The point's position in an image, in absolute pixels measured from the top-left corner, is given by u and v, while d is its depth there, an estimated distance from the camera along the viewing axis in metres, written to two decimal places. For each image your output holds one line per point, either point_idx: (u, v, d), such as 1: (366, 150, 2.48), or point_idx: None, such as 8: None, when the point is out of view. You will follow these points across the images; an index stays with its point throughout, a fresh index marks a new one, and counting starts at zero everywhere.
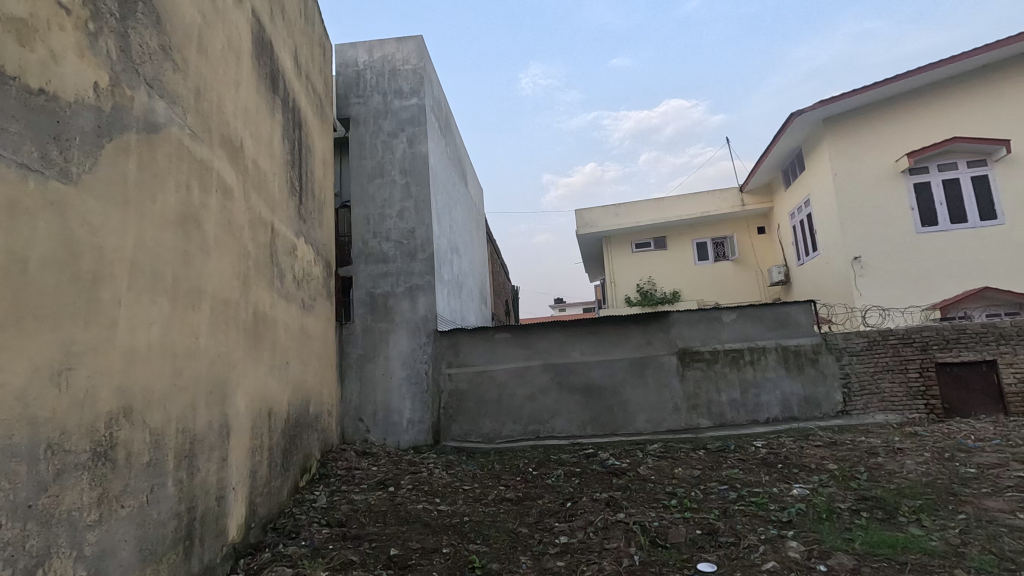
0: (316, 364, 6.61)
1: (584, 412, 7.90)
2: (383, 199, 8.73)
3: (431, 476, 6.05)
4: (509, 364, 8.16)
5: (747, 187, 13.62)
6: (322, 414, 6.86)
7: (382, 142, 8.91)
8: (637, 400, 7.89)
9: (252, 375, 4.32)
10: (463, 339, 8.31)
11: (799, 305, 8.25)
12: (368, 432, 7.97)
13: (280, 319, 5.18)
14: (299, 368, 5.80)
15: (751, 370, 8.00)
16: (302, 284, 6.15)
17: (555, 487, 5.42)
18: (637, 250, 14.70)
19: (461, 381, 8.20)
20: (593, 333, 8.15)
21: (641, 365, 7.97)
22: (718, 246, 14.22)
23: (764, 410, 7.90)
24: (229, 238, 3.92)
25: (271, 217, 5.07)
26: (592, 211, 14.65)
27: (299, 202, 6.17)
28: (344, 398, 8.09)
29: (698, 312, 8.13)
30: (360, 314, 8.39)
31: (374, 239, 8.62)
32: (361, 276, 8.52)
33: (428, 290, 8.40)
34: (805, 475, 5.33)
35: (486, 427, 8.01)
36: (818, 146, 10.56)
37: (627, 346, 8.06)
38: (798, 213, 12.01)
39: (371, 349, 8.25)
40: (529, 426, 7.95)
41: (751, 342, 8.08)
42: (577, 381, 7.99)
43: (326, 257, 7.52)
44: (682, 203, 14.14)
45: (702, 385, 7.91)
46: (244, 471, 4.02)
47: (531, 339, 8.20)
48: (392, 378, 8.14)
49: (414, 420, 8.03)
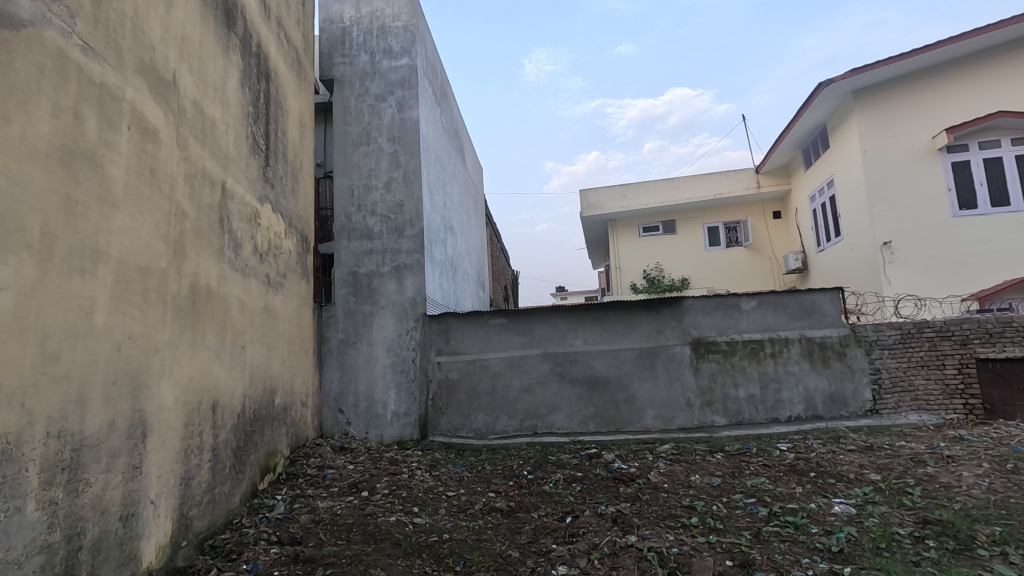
0: (286, 351, 5.86)
1: (587, 407, 7.15)
2: (369, 170, 7.92)
3: (412, 478, 5.32)
4: (505, 352, 7.39)
5: (764, 168, 12.76)
6: (294, 405, 6.13)
7: (368, 107, 8.06)
8: (646, 394, 7.12)
9: (191, 361, 3.57)
10: (455, 325, 7.56)
11: (826, 293, 7.49)
12: (349, 425, 7.27)
13: (234, 296, 4.40)
14: (262, 354, 5.05)
15: (772, 364, 7.23)
16: (269, 259, 5.38)
17: (553, 496, 4.70)
18: (645, 234, 13.88)
19: (452, 371, 7.45)
20: (598, 320, 7.37)
21: (651, 356, 7.20)
22: (730, 231, 13.41)
23: (785, 408, 7.15)
24: (152, 191, 3.15)
25: (225, 175, 4.30)
26: (598, 192, 13.80)
27: (266, 163, 5.38)
28: (323, 387, 7.38)
29: (715, 298, 7.36)
30: (342, 295, 7.64)
31: (358, 213, 7.84)
32: (343, 254, 7.75)
33: (417, 270, 7.62)
34: (845, 488, 4.59)
35: (478, 422, 7.28)
36: (846, 121, 9.71)
37: (636, 336, 7.29)
38: (819, 196, 11.19)
39: (353, 334, 7.51)
40: (526, 421, 7.21)
41: (772, 333, 7.31)
42: (580, 373, 7.23)
43: (302, 232, 6.75)
44: (694, 184, 13.29)
45: (717, 379, 7.14)
46: (173, 480, 3.29)
47: (529, 325, 7.44)
48: (376, 367, 7.40)
49: (400, 412, 7.25)
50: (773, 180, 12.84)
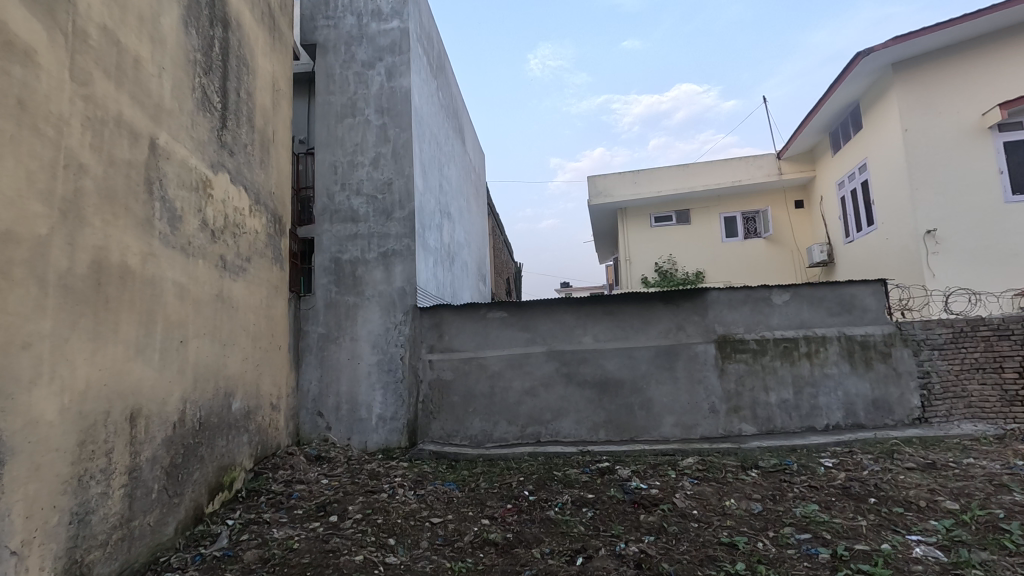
0: (250, 348, 5.05)
1: (597, 413, 6.32)
2: (354, 145, 7.07)
3: (392, 499, 4.48)
4: (505, 350, 6.55)
5: (787, 152, 11.83)
6: (261, 409, 5.34)
7: (354, 74, 7.21)
8: (665, 399, 6.27)
9: (92, 360, 2.77)
10: (449, 319, 6.73)
11: (868, 286, 6.62)
12: (330, 430, 6.50)
13: (171, 279, 3.59)
14: (214, 351, 4.24)
15: (809, 365, 6.36)
16: (226, 238, 4.56)
17: (559, 526, 3.90)
18: (657, 224, 13.00)
19: (445, 370, 6.61)
20: (610, 315, 6.52)
21: (670, 356, 6.34)
22: (748, 221, 12.53)
23: (822, 415, 6.29)
24: (18, 129, 2.38)
25: (157, 130, 3.48)
26: (607, 178, 12.91)
27: (222, 125, 4.56)
28: (301, 388, 6.60)
29: (743, 291, 6.49)
30: (323, 284, 6.84)
31: (342, 193, 7.00)
32: (325, 238, 6.93)
33: (406, 257, 6.79)
34: (918, 520, 3.76)
35: (474, 428, 6.45)
36: (884, 97, 8.80)
37: (653, 332, 6.44)
38: (848, 182, 10.29)
39: (334, 328, 6.72)
40: (528, 428, 6.37)
41: (808, 331, 6.45)
42: (589, 374, 6.39)
43: (274, 212, 5.94)
44: (710, 170, 12.40)
45: (746, 382, 6.28)
46: (57, 518, 2.50)
47: (532, 320, 6.59)
48: (361, 365, 6.60)
49: (385, 417, 6.44)
50: (795, 166, 11.92)
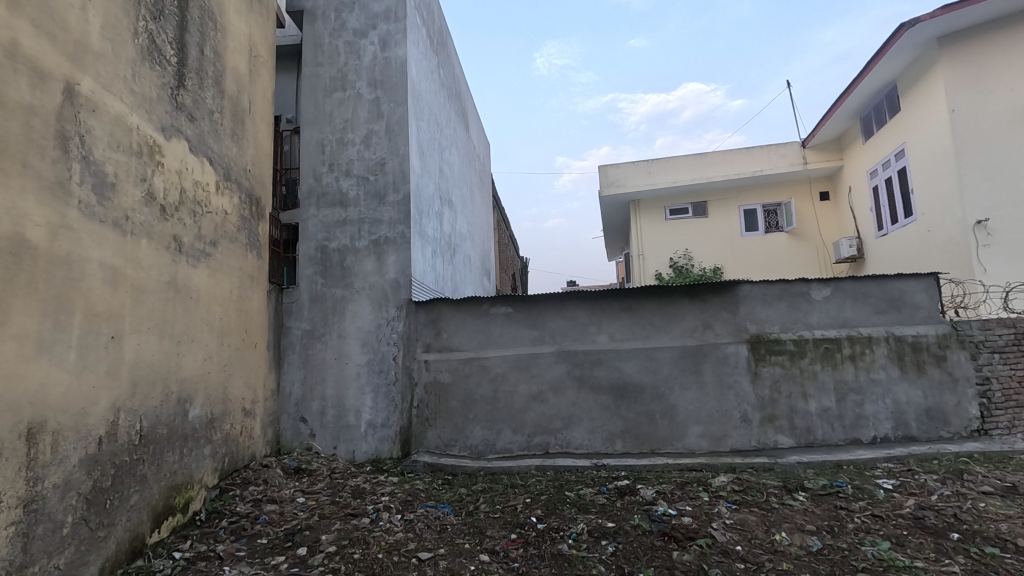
0: (216, 346, 4.38)
1: (612, 421, 5.61)
2: (344, 121, 6.38)
3: (374, 527, 3.80)
4: (509, 350, 5.84)
5: (813, 140, 11.05)
6: (231, 416, 4.67)
7: (345, 44, 6.51)
8: (689, 407, 5.55)
9: None
10: (448, 315, 6.02)
11: (919, 280, 5.86)
12: (313, 438, 5.84)
13: (98, 261, 2.91)
14: (166, 349, 3.57)
15: (853, 370, 5.61)
16: (182, 216, 3.88)
17: (574, 567, 3.23)
18: (672, 216, 12.26)
19: (442, 372, 5.91)
20: (628, 311, 5.80)
21: (696, 357, 5.62)
22: (769, 214, 11.72)
23: (868, 427, 5.55)
24: None
25: (77, 74, 2.82)
26: (619, 167, 12.15)
27: (179, 83, 3.89)
28: (282, 390, 5.94)
29: (779, 285, 5.76)
30: (307, 275, 6.16)
31: (330, 175, 6.31)
32: (310, 224, 6.24)
33: (400, 245, 6.09)
34: (1021, 567, 3.05)
35: (474, 437, 5.75)
36: (927, 75, 8.03)
37: (676, 331, 5.71)
38: (882, 170, 9.52)
39: (320, 324, 6.05)
40: (534, 438, 5.67)
41: (851, 330, 5.70)
42: (604, 378, 5.68)
43: (249, 192, 5.26)
44: (730, 159, 11.61)
45: (782, 388, 5.54)
46: None
47: (540, 316, 5.89)
48: (349, 366, 5.93)
49: (376, 423, 5.79)
50: (821, 155, 11.14)
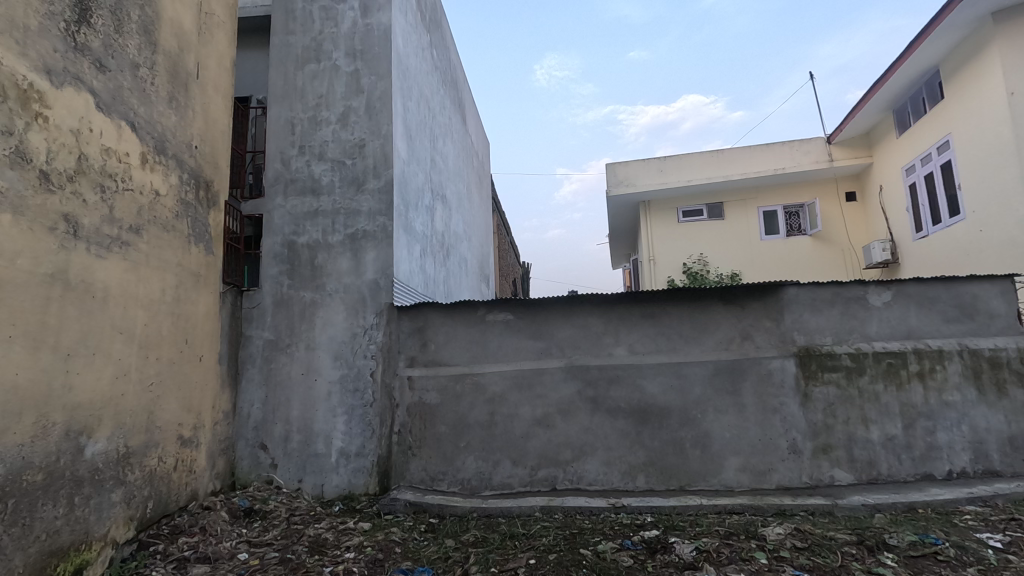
0: (137, 360, 3.46)
1: (632, 451, 4.65)
2: (318, 97, 5.49)
3: None
4: (509, 365, 4.91)
5: (840, 136, 10.19)
6: (160, 449, 3.72)
7: (320, 8, 5.63)
8: (726, 434, 4.59)
9: None
10: (436, 323, 5.08)
11: (994, 283, 4.89)
12: (274, 469, 4.88)
13: None
14: (42, 363, 2.71)
15: (922, 391, 4.66)
16: (81, 189, 2.99)
17: None
18: (685, 218, 11.34)
19: (429, 391, 4.96)
20: (651, 319, 4.87)
21: (733, 375, 4.68)
22: (791, 217, 10.81)
23: (942, 459, 4.57)
24: None
25: None
26: (629, 165, 11.24)
27: (79, 18, 3.03)
28: (239, 411, 4.99)
29: (830, 288, 4.82)
30: (272, 276, 5.22)
31: (300, 159, 5.40)
32: (276, 216, 5.32)
33: (380, 240, 5.17)
34: None
35: (467, 470, 4.79)
36: (979, 56, 7.19)
37: (709, 344, 4.77)
38: (921, 166, 8.64)
39: (285, 334, 5.11)
40: (539, 472, 4.71)
41: (918, 343, 4.75)
42: (623, 400, 4.73)
43: (195, 173, 4.35)
44: (749, 156, 10.71)
45: (838, 413, 4.58)
46: None
47: (546, 325, 4.95)
48: (318, 383, 4.99)
49: (349, 452, 4.85)
50: (848, 151, 10.27)
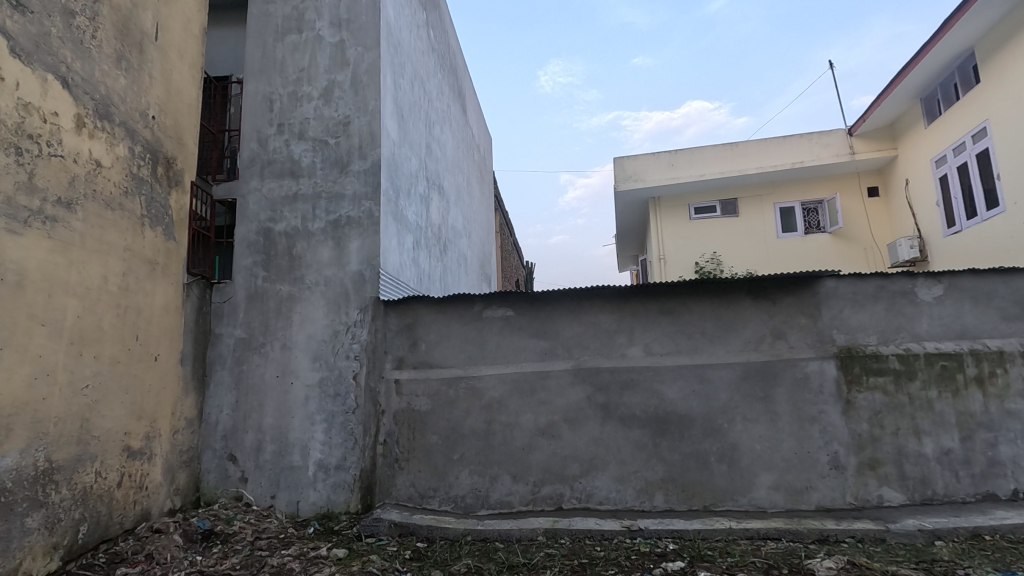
0: (65, 355, 2.96)
1: (650, 466, 4.08)
2: (298, 71, 4.97)
3: None
4: (509, 367, 4.35)
5: (862, 128, 9.63)
6: (98, 463, 3.19)
7: None
8: (757, 447, 4.01)
9: None
10: (427, 320, 4.52)
11: None
12: (244, 484, 4.33)
13: None
14: None
15: (982, 398, 4.04)
16: None
17: None
18: (697, 216, 10.77)
19: (418, 397, 4.40)
20: (670, 315, 4.30)
21: (764, 379, 4.10)
22: (809, 213, 10.21)
23: (1008, 478, 3.93)
24: None
25: None
26: (638, 158, 10.66)
27: None
28: (205, 418, 4.44)
29: (873, 281, 4.22)
30: (245, 267, 4.68)
31: (278, 138, 4.88)
32: (250, 201, 4.79)
33: (364, 227, 4.64)
34: None
35: (461, 486, 4.22)
36: (1021, 34, 6.63)
37: (737, 343, 4.19)
38: (954, 157, 8.05)
39: (259, 332, 4.57)
40: (542, 489, 4.14)
41: (976, 343, 4.12)
42: (638, 407, 4.16)
43: (151, 147, 3.83)
44: (765, 149, 10.13)
45: (885, 423, 3.99)
46: None
47: (551, 322, 4.39)
48: (294, 387, 4.44)
49: (328, 465, 4.30)
50: (871, 144, 9.70)
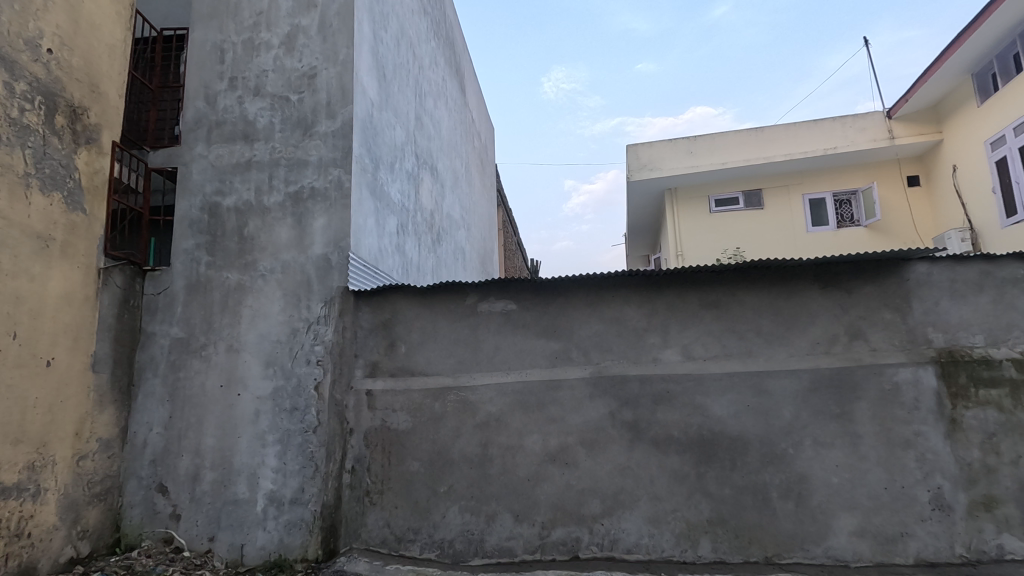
0: None
1: (692, 503, 3.15)
2: (256, 14, 4.10)
3: None
4: (510, 376, 3.44)
5: (903, 110, 8.72)
6: None
7: None
8: (833, 480, 3.08)
9: None
10: (408, 315, 3.63)
11: None
12: (177, 523, 3.42)
13: None
14: None
15: None
16: None
17: None
18: (718, 208, 9.85)
19: (396, 412, 3.50)
20: (715, 310, 3.38)
21: (839, 392, 3.17)
22: (842, 206, 9.28)
23: None
24: None
25: None
26: (653, 145, 9.77)
27: None
28: (131, 439, 3.54)
29: (977, 265, 3.25)
30: (184, 250, 3.79)
31: (229, 95, 4.00)
32: (194, 170, 3.90)
33: (330, 202, 3.75)
34: None
35: (449, 527, 3.30)
36: None
37: (802, 346, 3.27)
38: (1014, 137, 7.08)
39: (200, 331, 3.67)
40: (553, 532, 3.21)
41: None
42: (675, 427, 3.24)
43: (47, 89, 2.96)
44: (795, 134, 9.21)
45: (1002, 449, 3.04)
46: None
47: (563, 318, 3.48)
48: (241, 400, 3.54)
49: (281, 500, 3.38)
50: (912, 128, 8.75)
